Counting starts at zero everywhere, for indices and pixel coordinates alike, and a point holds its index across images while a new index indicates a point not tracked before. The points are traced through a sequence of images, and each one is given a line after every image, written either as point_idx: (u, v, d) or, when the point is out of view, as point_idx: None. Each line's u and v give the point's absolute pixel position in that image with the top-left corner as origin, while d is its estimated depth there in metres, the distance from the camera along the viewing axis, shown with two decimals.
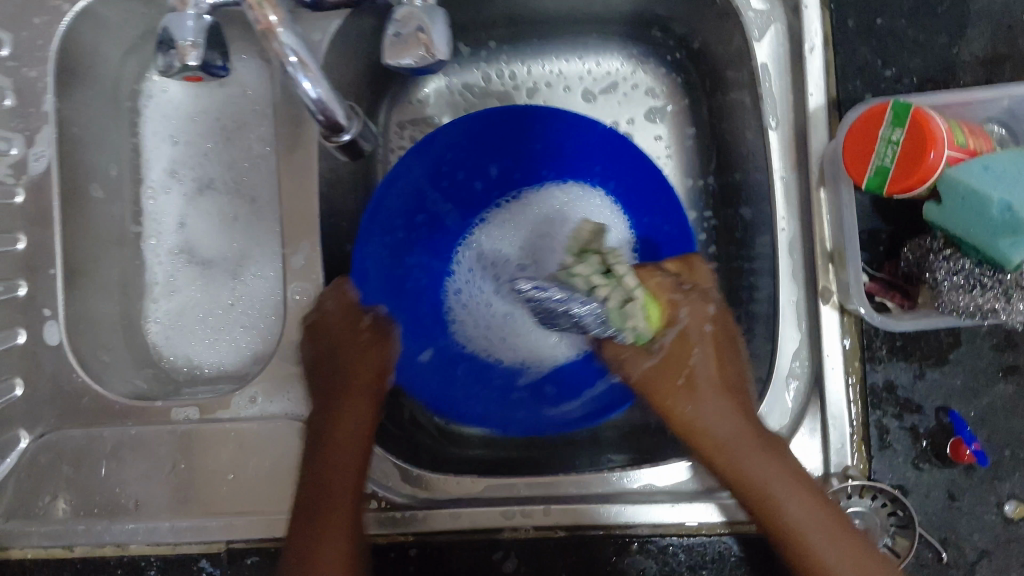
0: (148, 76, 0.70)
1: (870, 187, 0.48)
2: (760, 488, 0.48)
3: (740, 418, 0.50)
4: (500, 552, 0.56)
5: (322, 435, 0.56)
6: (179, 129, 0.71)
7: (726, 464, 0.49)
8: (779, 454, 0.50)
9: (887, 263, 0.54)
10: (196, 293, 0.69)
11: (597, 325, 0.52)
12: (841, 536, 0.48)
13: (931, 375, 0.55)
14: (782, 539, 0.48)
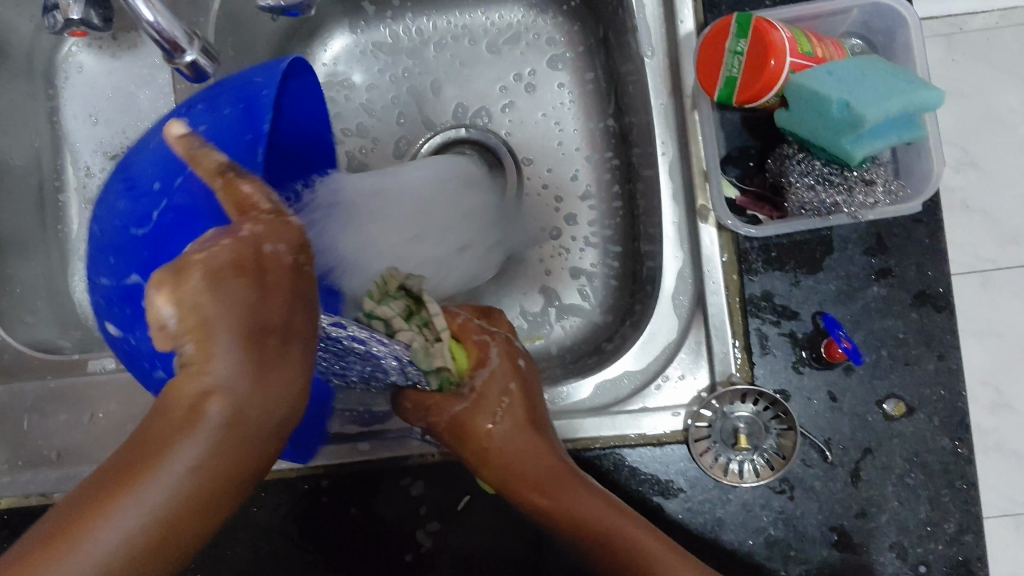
0: (67, 54, 0.72)
1: (724, 98, 0.51)
2: (606, 534, 0.49)
3: (549, 456, 0.52)
4: (408, 477, 0.59)
5: (171, 406, 0.34)
6: (98, 109, 0.73)
7: (552, 502, 0.51)
8: (596, 489, 0.51)
9: (756, 178, 0.57)
10: None
11: (398, 369, 0.51)
12: (662, 544, 0.49)
13: (806, 282, 0.57)
14: (615, 558, 0.49)
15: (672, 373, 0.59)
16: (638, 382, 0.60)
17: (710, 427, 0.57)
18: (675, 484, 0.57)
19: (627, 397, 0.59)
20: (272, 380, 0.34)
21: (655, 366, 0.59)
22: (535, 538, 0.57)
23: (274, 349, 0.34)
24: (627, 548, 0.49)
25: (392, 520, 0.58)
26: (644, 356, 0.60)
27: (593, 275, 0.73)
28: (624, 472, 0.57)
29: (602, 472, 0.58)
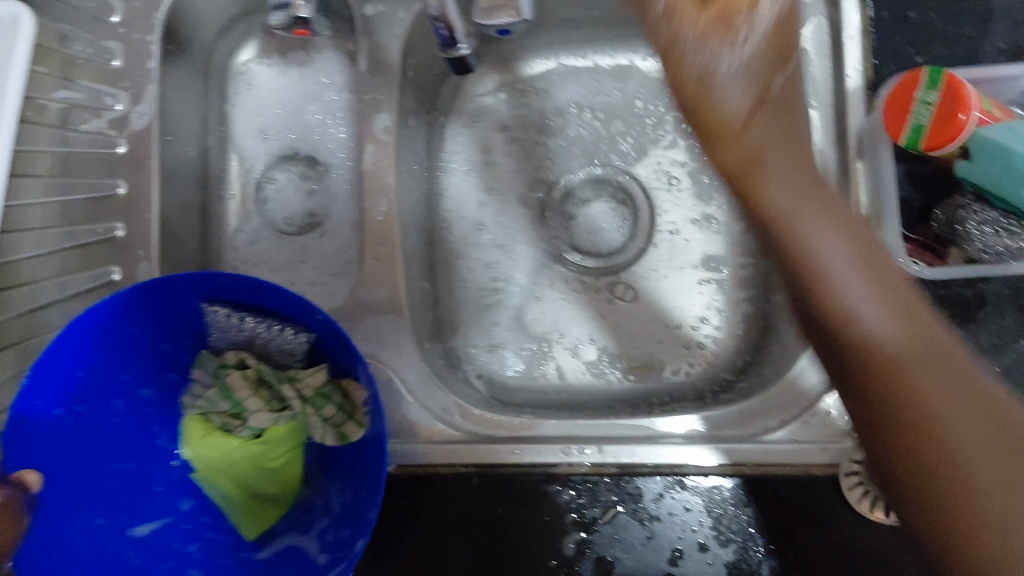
0: (238, 67, 0.76)
1: (907, 145, 0.54)
2: (934, 418, 0.40)
3: (902, 326, 0.44)
4: (559, 484, 0.60)
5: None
6: (268, 126, 0.76)
7: (892, 381, 0.42)
8: (947, 366, 0.42)
9: (920, 227, 0.59)
10: (271, 249, 0.74)
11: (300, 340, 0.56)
12: (970, 407, 0.39)
13: (960, 331, 0.60)
14: (893, 413, 0.41)
15: (819, 409, 0.61)
16: (785, 416, 0.61)
17: (858, 462, 0.58)
18: (818, 516, 0.59)
19: (774, 429, 0.61)
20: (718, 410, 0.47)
21: (804, 400, 0.62)
22: (676, 555, 0.59)
23: None
24: (920, 417, 0.40)
25: (541, 524, 0.60)
26: (790, 390, 0.62)
27: (717, 319, 0.76)
28: (771, 498, 0.59)
29: (749, 497, 0.60)
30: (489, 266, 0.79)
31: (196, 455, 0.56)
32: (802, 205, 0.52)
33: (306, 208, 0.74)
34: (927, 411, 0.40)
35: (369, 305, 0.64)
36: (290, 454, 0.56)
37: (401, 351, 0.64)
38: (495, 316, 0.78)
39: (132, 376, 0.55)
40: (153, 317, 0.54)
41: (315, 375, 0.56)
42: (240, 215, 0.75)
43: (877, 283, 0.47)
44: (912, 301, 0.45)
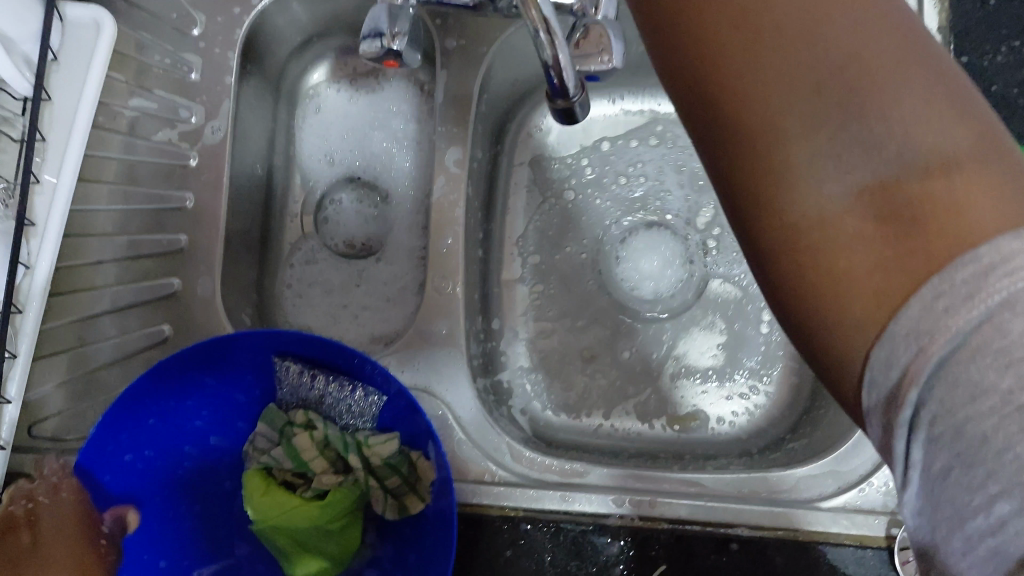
0: (310, 90, 0.77)
1: None
2: (788, 207, 0.35)
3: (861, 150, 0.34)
4: (607, 535, 0.59)
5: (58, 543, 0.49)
6: (334, 149, 0.77)
7: (778, 166, 0.36)
8: (801, 171, 0.35)
9: None
10: (328, 270, 0.74)
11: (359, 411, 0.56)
12: (868, 236, 0.33)
13: None
14: (775, 230, 0.36)
15: (877, 480, 0.59)
16: (842, 483, 0.60)
17: (914, 537, 0.57)
18: None
19: (831, 495, 0.60)
20: None
21: (862, 469, 0.60)
22: None
23: None
24: (790, 225, 0.35)
25: (586, 573, 0.59)
26: (852, 457, 0.61)
27: (770, 375, 0.75)
28: (825, 567, 0.58)
29: (803, 564, 0.58)
30: (543, 302, 0.79)
31: (253, 511, 0.54)
32: (817, 5, 0.36)
33: (367, 234, 0.75)
34: (807, 213, 0.35)
35: (429, 339, 0.64)
36: (347, 518, 0.55)
37: (457, 388, 0.63)
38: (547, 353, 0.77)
39: (209, 418, 0.58)
40: (228, 371, 0.56)
41: (385, 443, 0.54)
42: (299, 234, 0.76)
43: (792, 85, 0.35)
44: (834, 91, 0.35)
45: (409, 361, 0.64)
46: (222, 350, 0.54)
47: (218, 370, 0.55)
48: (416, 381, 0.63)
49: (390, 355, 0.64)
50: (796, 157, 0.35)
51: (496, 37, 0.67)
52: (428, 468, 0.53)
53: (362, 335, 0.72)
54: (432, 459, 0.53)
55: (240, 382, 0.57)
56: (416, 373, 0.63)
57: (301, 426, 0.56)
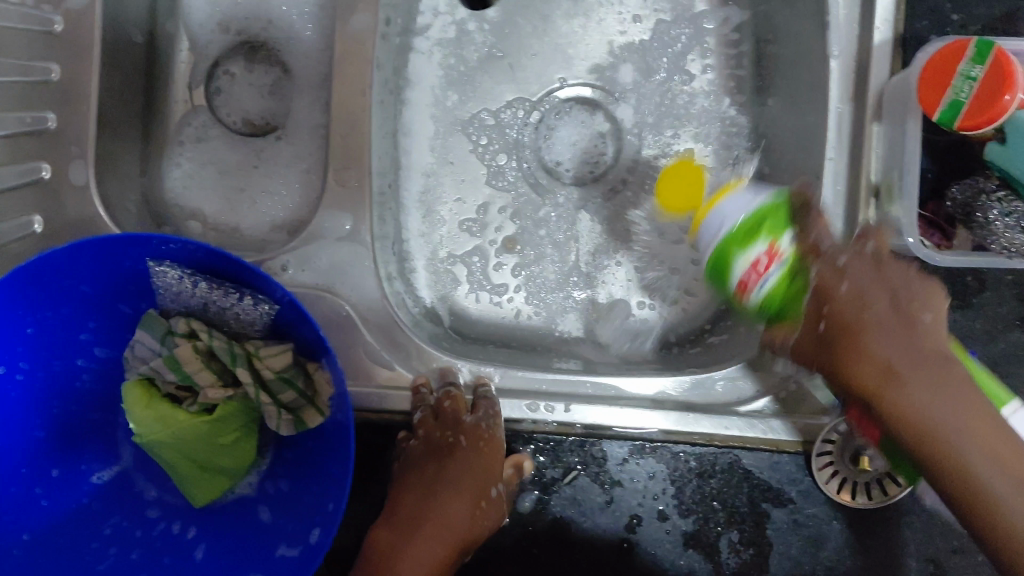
0: None
1: (940, 120, 0.49)
2: (981, 471, 0.48)
3: (978, 441, 0.48)
4: (522, 442, 0.58)
5: None
6: (229, 17, 0.68)
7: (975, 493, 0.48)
8: (987, 418, 0.48)
9: (931, 202, 0.55)
10: (222, 148, 0.68)
11: (250, 317, 0.50)
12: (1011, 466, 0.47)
13: (953, 315, 0.57)
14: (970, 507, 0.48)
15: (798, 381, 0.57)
16: (760, 386, 0.58)
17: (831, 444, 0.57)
18: (786, 494, 0.57)
19: (748, 399, 0.57)
20: (924, 369, 0.50)
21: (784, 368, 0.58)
22: (633, 521, 0.57)
23: (882, 378, 0.50)
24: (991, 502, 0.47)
25: None
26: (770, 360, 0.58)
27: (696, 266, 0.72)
28: (738, 472, 0.57)
29: (716, 469, 0.57)
30: (464, 185, 0.74)
31: (134, 423, 0.50)
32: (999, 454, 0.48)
33: (265, 111, 0.68)
34: (995, 498, 0.47)
35: (330, 233, 0.58)
36: (242, 428, 0.52)
37: (361, 285, 0.58)
38: (477, 235, 0.73)
39: (96, 327, 0.52)
40: (108, 278, 0.50)
41: (279, 355, 0.50)
42: (189, 106, 0.68)
43: (1009, 482, 0.47)
44: (976, 503, 0.48)
45: (310, 257, 0.58)
46: (87, 255, 0.48)
47: (93, 276, 0.50)
48: (318, 282, 0.58)
49: (289, 251, 0.58)
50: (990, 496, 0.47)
51: None
52: (325, 382, 0.50)
53: (259, 222, 0.66)
54: (328, 373, 0.49)
55: (123, 291, 0.52)
56: (318, 273, 0.58)
57: (182, 336, 0.51)
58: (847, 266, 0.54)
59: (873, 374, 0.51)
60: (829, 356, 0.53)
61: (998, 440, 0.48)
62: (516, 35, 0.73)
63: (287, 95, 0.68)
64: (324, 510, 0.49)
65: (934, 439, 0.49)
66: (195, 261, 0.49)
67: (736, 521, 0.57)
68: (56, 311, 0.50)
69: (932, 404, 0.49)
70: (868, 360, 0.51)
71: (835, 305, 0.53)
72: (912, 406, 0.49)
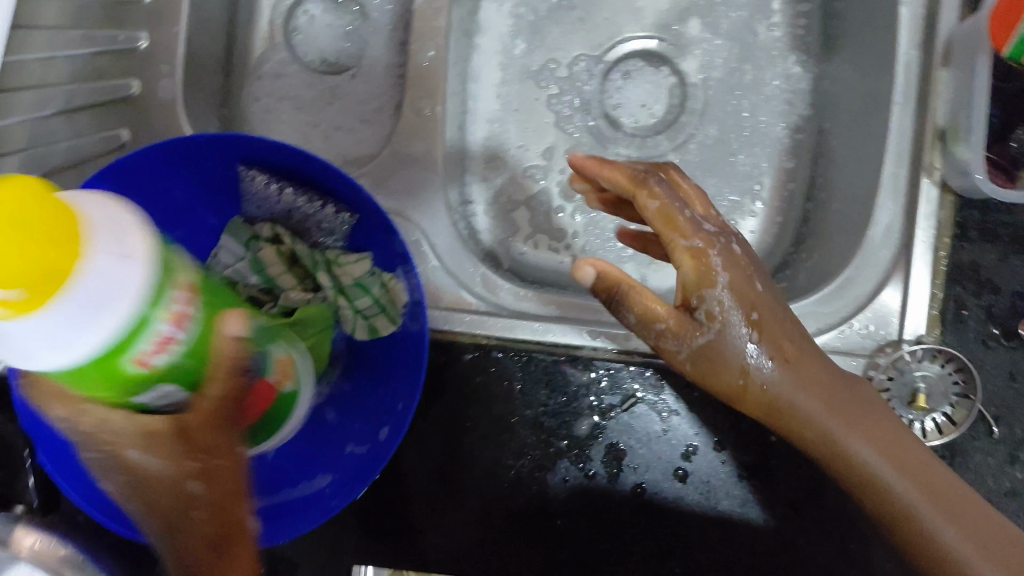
0: None
1: (1010, 56, 0.51)
2: (850, 444, 0.48)
3: (825, 404, 0.48)
4: (579, 365, 0.60)
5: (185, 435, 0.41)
6: None
7: (856, 477, 0.48)
8: (829, 384, 0.48)
9: (996, 144, 0.56)
10: (299, 84, 0.70)
11: (328, 227, 0.52)
12: (871, 429, 0.48)
13: (1014, 260, 0.58)
14: (861, 491, 0.48)
15: (857, 322, 0.58)
16: (821, 324, 0.58)
17: (891, 381, 0.57)
18: None
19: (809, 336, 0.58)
20: (791, 368, 0.47)
21: (845, 312, 0.58)
22: (689, 450, 0.59)
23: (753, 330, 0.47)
24: (864, 476, 0.48)
25: (556, 403, 0.59)
26: (833, 299, 0.58)
27: (753, 221, 0.73)
28: None
29: None
30: (528, 133, 0.76)
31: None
32: (858, 417, 0.48)
33: (343, 50, 0.71)
34: (862, 474, 0.48)
35: (405, 157, 0.60)
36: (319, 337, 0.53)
37: (433, 209, 0.61)
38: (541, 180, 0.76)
39: (183, 234, 0.55)
40: (202, 185, 0.53)
41: (358, 264, 0.52)
42: (270, 42, 0.70)
43: (880, 446, 0.48)
44: (855, 481, 0.48)
45: (383, 181, 0.60)
46: (185, 158, 0.50)
47: (189, 183, 0.52)
48: (391, 204, 0.60)
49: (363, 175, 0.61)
50: (866, 467, 0.48)
51: None
52: (398, 291, 0.51)
53: (332, 154, 0.69)
54: (405, 287, 0.50)
55: (213, 201, 0.54)
56: (391, 196, 0.60)
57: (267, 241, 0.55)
58: (728, 262, 0.46)
59: (758, 375, 0.47)
60: (719, 360, 0.47)
61: (824, 393, 0.48)
62: None
63: (364, 37, 0.70)
64: (393, 408, 0.51)
65: (806, 436, 0.48)
66: (284, 171, 0.50)
67: (788, 452, 0.58)
68: (152, 213, 0.52)
69: (805, 398, 0.48)
70: (727, 375, 0.47)
71: (741, 299, 0.46)
72: (804, 416, 0.48)
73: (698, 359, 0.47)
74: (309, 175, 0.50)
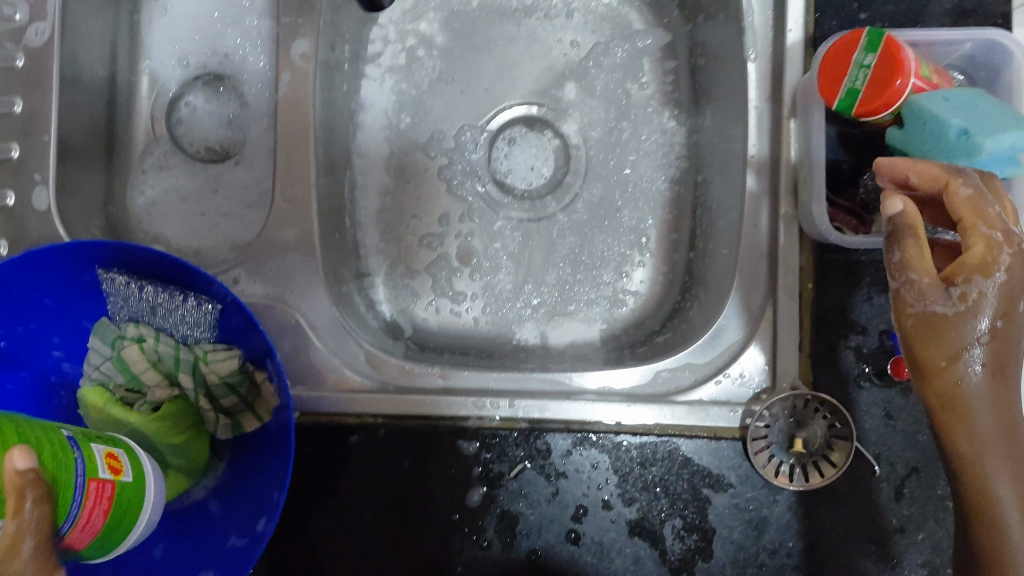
0: None
1: (840, 108, 0.52)
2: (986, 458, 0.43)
3: (1004, 410, 0.43)
4: (466, 438, 0.59)
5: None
6: (189, 52, 0.72)
7: (976, 480, 0.44)
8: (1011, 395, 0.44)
9: (846, 193, 0.58)
10: (184, 176, 0.71)
11: (195, 321, 0.53)
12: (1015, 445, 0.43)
13: (878, 299, 0.58)
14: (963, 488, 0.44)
15: (732, 371, 0.60)
16: (699, 375, 0.60)
17: (768, 428, 0.58)
18: (727, 479, 0.58)
19: (688, 388, 0.60)
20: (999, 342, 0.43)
21: (719, 362, 0.60)
22: (580, 511, 0.58)
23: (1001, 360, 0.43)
24: (969, 470, 0.44)
25: (445, 476, 0.59)
26: (707, 351, 0.61)
27: (642, 272, 0.75)
28: (678, 460, 0.58)
29: (657, 457, 0.59)
30: (419, 203, 0.77)
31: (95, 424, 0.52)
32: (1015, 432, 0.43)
33: (224, 138, 0.71)
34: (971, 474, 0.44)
35: (279, 243, 0.61)
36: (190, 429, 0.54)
37: (310, 292, 0.61)
38: (436, 250, 0.76)
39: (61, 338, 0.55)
40: (69, 291, 0.53)
41: (226, 363, 0.53)
42: (152, 137, 0.72)
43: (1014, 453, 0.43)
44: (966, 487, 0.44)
45: (260, 269, 0.61)
46: (50, 262, 0.50)
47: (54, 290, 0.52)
48: (269, 292, 0.61)
49: (240, 265, 0.61)
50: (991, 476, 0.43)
51: None
52: (268, 385, 0.53)
53: (220, 243, 0.70)
54: (275, 386, 0.52)
55: (83, 307, 0.54)
56: (268, 283, 0.61)
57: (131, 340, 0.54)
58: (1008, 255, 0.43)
59: (969, 362, 0.43)
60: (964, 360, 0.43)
61: (1002, 396, 0.43)
62: (463, 60, 0.77)
63: (244, 125, 0.71)
64: (269, 499, 0.51)
65: (974, 431, 0.43)
66: (145, 271, 0.51)
67: (678, 508, 0.58)
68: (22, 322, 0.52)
69: (983, 388, 0.43)
70: (959, 343, 0.43)
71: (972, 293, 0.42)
72: (972, 419, 0.43)
73: (921, 326, 0.44)
74: (173, 272, 0.51)
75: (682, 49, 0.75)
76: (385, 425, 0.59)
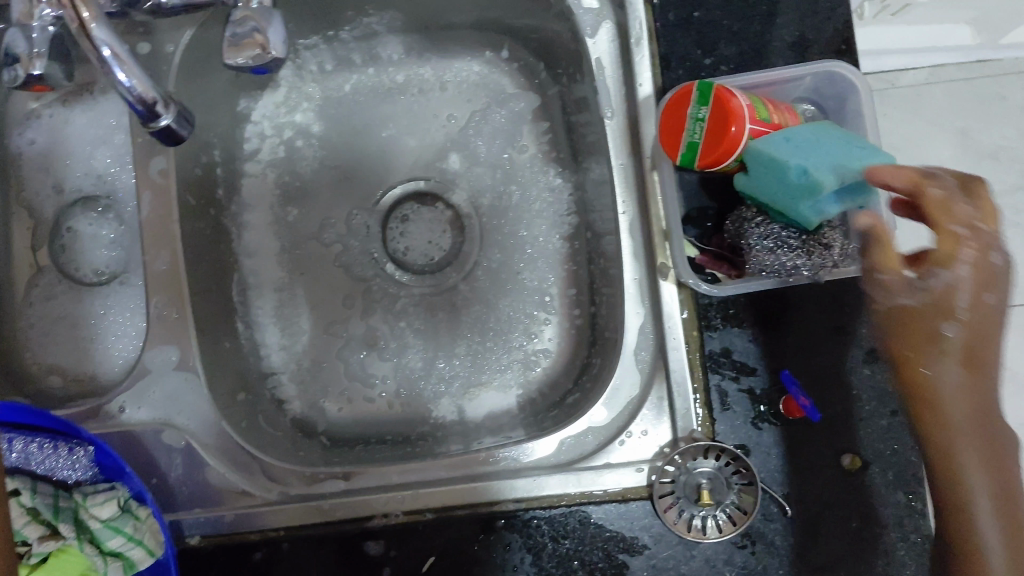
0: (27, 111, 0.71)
1: (684, 161, 0.53)
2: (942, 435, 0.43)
3: (983, 398, 0.42)
4: (372, 538, 0.58)
5: None
6: (62, 179, 0.71)
7: (940, 452, 0.43)
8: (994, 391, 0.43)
9: (715, 238, 0.58)
10: (70, 303, 0.70)
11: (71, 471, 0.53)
12: (987, 442, 0.42)
13: (762, 338, 0.58)
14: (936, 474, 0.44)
15: (634, 428, 0.59)
16: (602, 438, 0.60)
17: (673, 483, 0.57)
18: (641, 541, 0.57)
19: (592, 453, 0.60)
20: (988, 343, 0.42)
21: (619, 422, 0.60)
22: None
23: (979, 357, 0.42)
24: (943, 462, 0.43)
25: None
26: (606, 412, 0.60)
27: (550, 329, 0.75)
28: (590, 529, 0.57)
29: (568, 529, 0.57)
30: (319, 294, 0.76)
31: None
32: (989, 417, 0.42)
33: (106, 259, 0.70)
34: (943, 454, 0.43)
35: (161, 365, 0.60)
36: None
37: (198, 409, 0.60)
38: (342, 336, 0.76)
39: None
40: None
41: (106, 503, 0.52)
42: (34, 270, 0.71)
43: (985, 445, 0.42)
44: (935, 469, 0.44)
45: (144, 394, 0.60)
46: None
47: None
48: (156, 416, 0.60)
49: (125, 392, 0.60)
50: (956, 458, 0.43)
51: (181, 33, 0.64)
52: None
53: (115, 366, 0.69)
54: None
55: None
56: (154, 407, 0.60)
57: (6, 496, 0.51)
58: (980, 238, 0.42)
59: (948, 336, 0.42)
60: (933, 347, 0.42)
61: (982, 391, 0.42)
62: (342, 147, 0.78)
63: (126, 243, 0.70)
64: None
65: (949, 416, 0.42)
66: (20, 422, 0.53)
67: None
68: None
69: (959, 381, 0.42)
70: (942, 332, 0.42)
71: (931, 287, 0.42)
72: (947, 419, 0.42)
73: (896, 323, 0.44)
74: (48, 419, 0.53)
75: (556, 106, 0.76)
76: (286, 538, 0.57)
